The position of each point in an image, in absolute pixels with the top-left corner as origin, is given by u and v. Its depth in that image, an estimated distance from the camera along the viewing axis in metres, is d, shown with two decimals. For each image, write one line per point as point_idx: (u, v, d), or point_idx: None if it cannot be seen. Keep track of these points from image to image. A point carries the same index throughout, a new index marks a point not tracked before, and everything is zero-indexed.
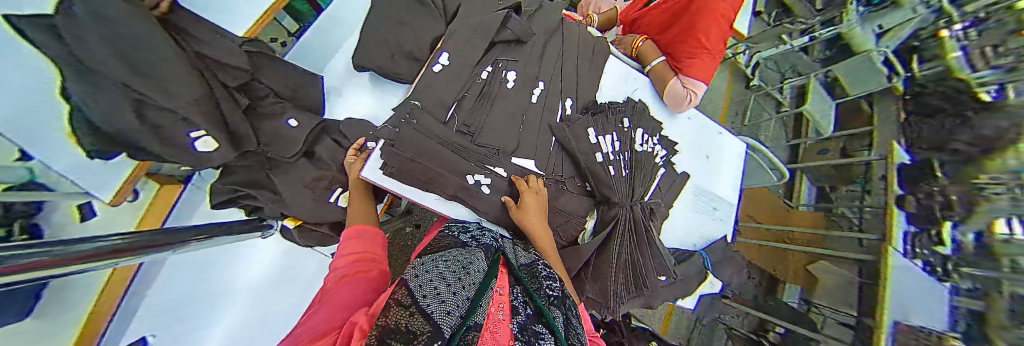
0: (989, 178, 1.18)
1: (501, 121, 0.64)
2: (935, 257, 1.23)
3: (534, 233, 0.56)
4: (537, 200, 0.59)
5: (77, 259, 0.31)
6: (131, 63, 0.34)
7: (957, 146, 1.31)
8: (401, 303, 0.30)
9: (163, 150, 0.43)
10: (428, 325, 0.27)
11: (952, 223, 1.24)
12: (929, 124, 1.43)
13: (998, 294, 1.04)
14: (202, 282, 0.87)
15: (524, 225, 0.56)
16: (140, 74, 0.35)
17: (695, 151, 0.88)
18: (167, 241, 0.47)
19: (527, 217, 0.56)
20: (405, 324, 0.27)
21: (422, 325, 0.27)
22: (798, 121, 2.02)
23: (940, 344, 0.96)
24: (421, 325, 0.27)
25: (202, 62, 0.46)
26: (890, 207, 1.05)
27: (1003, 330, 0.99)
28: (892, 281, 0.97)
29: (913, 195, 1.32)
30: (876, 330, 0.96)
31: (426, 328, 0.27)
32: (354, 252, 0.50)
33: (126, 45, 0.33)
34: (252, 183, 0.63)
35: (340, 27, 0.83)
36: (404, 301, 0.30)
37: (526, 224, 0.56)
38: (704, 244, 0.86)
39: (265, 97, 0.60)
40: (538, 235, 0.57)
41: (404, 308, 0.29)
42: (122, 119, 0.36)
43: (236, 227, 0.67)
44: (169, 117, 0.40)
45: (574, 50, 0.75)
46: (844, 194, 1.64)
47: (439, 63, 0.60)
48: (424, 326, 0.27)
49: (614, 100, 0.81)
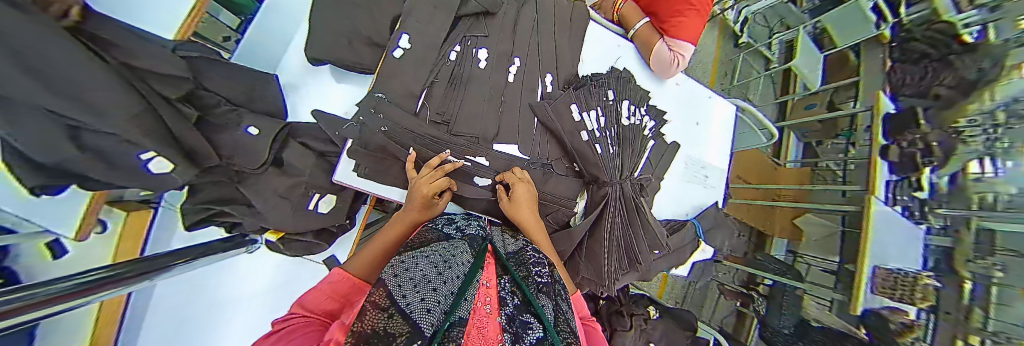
0: (967, 123, 1.25)
1: (476, 106, 0.60)
2: (914, 203, 1.24)
3: (525, 225, 0.54)
4: (528, 191, 0.56)
5: (54, 300, 0.29)
6: (58, 88, 0.25)
7: (939, 91, 1.32)
8: (379, 304, 0.29)
9: (107, 175, 0.36)
10: (406, 326, 0.27)
11: (930, 168, 1.27)
12: (913, 70, 1.40)
13: (966, 230, 1.15)
14: (194, 305, 0.79)
15: (513, 217, 0.55)
16: (73, 98, 0.27)
17: (684, 118, 0.85)
18: (153, 269, 0.46)
19: (518, 210, 0.54)
20: (383, 327, 0.27)
21: (401, 326, 0.27)
22: (785, 76, 2.02)
23: (915, 282, 1.05)
24: (400, 326, 0.27)
25: (131, 72, 0.37)
26: (875, 157, 1.06)
27: (969, 261, 1.13)
28: (873, 229, 1.00)
29: (897, 145, 1.27)
30: (858, 274, 1.00)
31: (405, 328, 0.26)
32: (333, 286, 0.45)
33: (57, 66, 0.25)
34: (223, 199, 0.59)
35: (285, 16, 0.73)
36: (383, 303, 0.29)
37: (517, 215, 0.55)
38: (695, 213, 0.87)
39: (218, 105, 0.51)
40: (530, 229, 0.54)
41: (383, 310, 0.28)
42: (59, 149, 0.29)
43: (218, 246, 0.63)
44: (111, 140, 0.33)
45: (549, 19, 0.69)
46: (830, 148, 1.71)
47: (400, 48, 0.55)
48: (403, 326, 0.27)
49: (597, 71, 0.77)
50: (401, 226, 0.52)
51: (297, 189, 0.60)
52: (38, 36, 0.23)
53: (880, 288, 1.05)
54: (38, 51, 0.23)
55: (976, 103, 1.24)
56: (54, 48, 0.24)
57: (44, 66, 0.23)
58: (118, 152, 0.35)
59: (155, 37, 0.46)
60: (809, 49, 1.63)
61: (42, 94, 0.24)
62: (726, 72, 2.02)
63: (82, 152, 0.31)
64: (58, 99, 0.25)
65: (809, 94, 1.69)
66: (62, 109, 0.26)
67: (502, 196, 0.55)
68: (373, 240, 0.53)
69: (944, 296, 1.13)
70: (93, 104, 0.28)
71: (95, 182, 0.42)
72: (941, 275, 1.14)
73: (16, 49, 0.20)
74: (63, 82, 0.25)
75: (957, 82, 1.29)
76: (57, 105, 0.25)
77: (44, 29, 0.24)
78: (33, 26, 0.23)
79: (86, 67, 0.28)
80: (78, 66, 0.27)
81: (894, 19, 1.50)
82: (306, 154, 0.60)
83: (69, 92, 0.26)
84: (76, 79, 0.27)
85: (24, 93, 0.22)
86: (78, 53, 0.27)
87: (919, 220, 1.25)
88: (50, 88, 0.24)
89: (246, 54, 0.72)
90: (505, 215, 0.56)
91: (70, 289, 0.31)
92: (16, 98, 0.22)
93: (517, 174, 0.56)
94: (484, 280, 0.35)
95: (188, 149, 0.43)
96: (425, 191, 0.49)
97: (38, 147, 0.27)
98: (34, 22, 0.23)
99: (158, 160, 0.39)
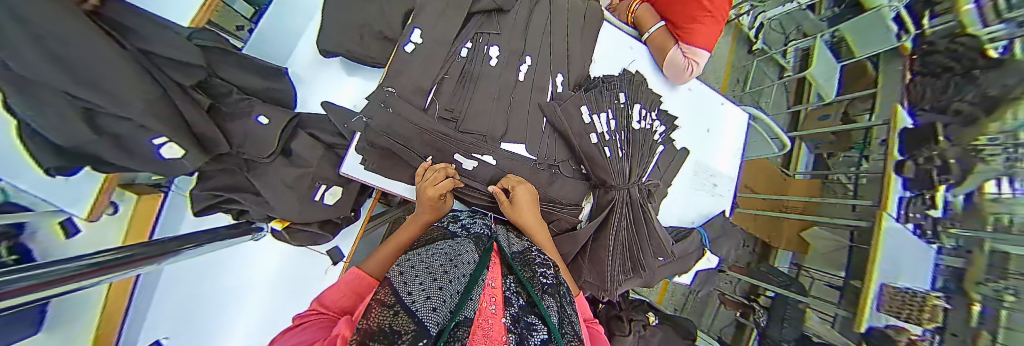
0: (988, 140, 1.19)
1: (485, 103, 0.59)
2: (927, 221, 1.19)
3: (525, 226, 0.54)
4: (528, 192, 0.55)
5: (67, 280, 0.29)
6: (74, 72, 0.25)
7: (960, 107, 1.24)
8: (384, 301, 0.29)
9: (121, 159, 0.36)
10: (412, 324, 0.27)
11: (945, 186, 1.20)
12: (932, 83, 1.35)
13: (980, 251, 1.12)
14: (203, 288, 0.81)
15: (513, 220, 0.54)
16: (89, 83, 0.26)
17: (696, 124, 0.84)
18: (163, 253, 0.46)
19: (518, 212, 0.53)
20: (388, 324, 0.26)
21: (406, 323, 0.27)
22: (799, 84, 1.98)
23: (923, 302, 1.02)
24: (405, 323, 0.27)
25: (150, 62, 0.37)
26: (889, 172, 1.03)
27: (981, 285, 1.09)
28: (884, 246, 0.97)
29: (913, 162, 1.19)
30: (864, 291, 0.98)
31: (410, 327, 0.26)
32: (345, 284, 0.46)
33: (77, 51, 0.25)
34: (232, 186, 0.59)
35: (296, 6, 0.74)
36: (388, 300, 0.29)
37: (518, 219, 0.53)
38: (702, 221, 0.85)
39: (229, 94, 0.51)
40: (531, 228, 0.54)
41: (388, 307, 0.28)
42: (77, 134, 0.29)
43: (225, 233, 0.64)
44: (126, 124, 0.33)
45: (562, 19, 0.69)
46: (842, 160, 1.68)
47: (411, 43, 0.55)
48: (408, 324, 0.27)
49: (609, 73, 0.75)
50: (414, 227, 0.54)
51: (304, 179, 0.59)
52: (61, 21, 0.23)
53: (888, 307, 1.03)
54: (58, 36, 0.23)
55: (997, 122, 1.19)
56: (79, 33, 0.25)
57: (63, 50, 0.24)
58: (132, 136, 0.35)
59: (173, 25, 0.47)
60: (827, 58, 1.58)
61: (62, 78, 0.24)
62: (738, 78, 1.99)
63: (98, 136, 0.31)
64: (76, 84, 0.25)
65: (823, 104, 1.65)
66: (81, 94, 0.26)
67: (502, 200, 0.53)
68: (387, 242, 0.54)
69: (952, 316, 1.10)
70: (109, 88, 0.28)
71: (109, 165, 0.42)
72: (951, 296, 1.11)
73: (35, 33, 0.20)
74: (81, 66, 0.25)
75: (980, 98, 1.22)
76: (75, 90, 0.25)
77: (66, 14, 0.24)
78: (59, 13, 0.23)
79: (100, 51, 0.28)
80: (95, 50, 0.27)
81: (916, 30, 1.42)
82: (314, 145, 0.60)
83: (84, 76, 0.26)
84: (91, 64, 0.27)
85: (46, 78, 0.23)
86: (98, 38, 0.27)
87: (930, 239, 1.20)
88: (68, 71, 0.24)
89: (260, 45, 0.73)
90: (507, 219, 0.54)
91: (77, 270, 0.31)
92: (40, 83, 0.23)
93: (516, 177, 0.55)
94: (490, 280, 0.35)
95: (199, 136, 0.43)
96: (430, 194, 0.48)
97: (56, 131, 0.27)
98: (56, 4, 0.23)
99: (170, 146, 0.38)
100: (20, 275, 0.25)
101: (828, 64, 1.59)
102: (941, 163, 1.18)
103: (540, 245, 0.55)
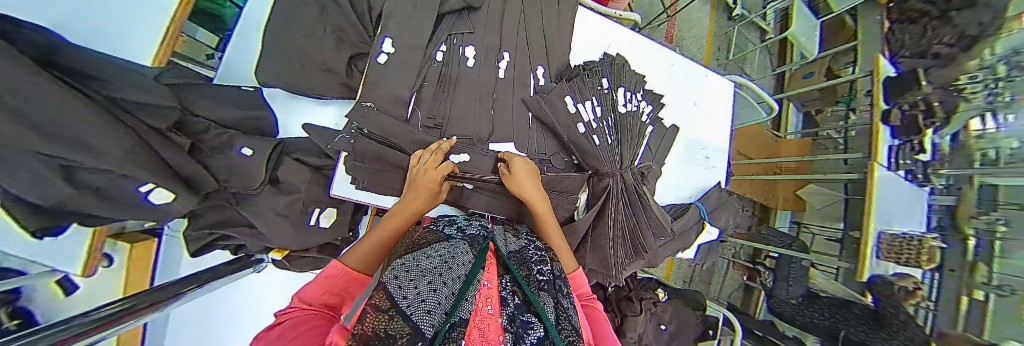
0: (968, 80, 1.15)
1: (467, 105, 0.59)
2: (917, 166, 1.18)
3: (528, 196, 0.51)
4: (528, 164, 0.54)
5: (76, 338, 0.29)
6: (42, 129, 0.24)
7: (938, 50, 1.19)
8: (379, 307, 0.28)
9: (108, 211, 0.35)
10: (408, 328, 0.26)
11: (935, 129, 1.21)
12: (909, 32, 1.27)
13: (969, 187, 1.14)
14: (206, 320, 0.87)
15: (517, 191, 0.51)
16: (58, 138, 0.25)
17: (682, 99, 0.84)
18: (162, 299, 0.45)
19: (518, 181, 0.51)
20: (384, 329, 0.26)
21: (401, 328, 0.26)
22: (782, 46, 1.99)
23: (922, 246, 1.04)
24: (401, 328, 0.26)
25: (117, 108, 0.35)
26: (876, 122, 1.03)
27: (972, 218, 1.12)
28: (877, 194, 0.99)
29: (898, 109, 1.16)
30: (863, 242, 1.00)
31: (405, 331, 0.26)
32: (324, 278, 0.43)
33: (41, 106, 0.23)
34: (223, 222, 0.58)
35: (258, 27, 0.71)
36: (382, 305, 0.29)
37: (520, 188, 0.51)
38: (699, 195, 0.86)
39: (208, 130, 0.49)
40: (534, 200, 0.51)
41: (383, 312, 0.28)
42: (56, 190, 0.28)
43: (224, 270, 0.63)
44: (107, 175, 0.32)
45: (536, 9, 0.68)
46: (830, 116, 1.71)
47: (384, 53, 0.54)
48: (403, 329, 0.26)
49: (589, 59, 0.75)
50: (405, 213, 0.49)
51: (295, 206, 0.58)
52: (16, 75, 0.21)
53: (886, 253, 1.05)
54: (24, 95, 0.22)
55: (975, 59, 1.15)
56: (35, 86, 0.23)
57: (27, 108, 0.22)
58: (116, 186, 0.34)
59: (137, 66, 0.45)
60: (805, 16, 1.58)
61: (31, 136, 0.22)
62: (721, 46, 1.99)
63: (78, 190, 0.30)
64: (46, 142, 0.24)
65: (807, 62, 1.65)
66: (54, 151, 0.25)
67: (502, 172, 0.52)
68: (366, 235, 0.49)
69: (950, 254, 1.14)
70: (85, 141, 0.27)
71: (94, 219, 0.41)
72: (944, 235, 1.15)
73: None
74: (49, 121, 0.24)
75: (958, 39, 1.16)
76: (47, 147, 0.24)
77: (23, 69, 0.22)
78: (17, 71, 0.21)
79: (65, 103, 0.26)
80: (58, 103, 0.25)
81: None
82: (300, 170, 0.59)
83: (54, 131, 0.24)
84: (57, 117, 0.25)
85: (17, 140, 0.22)
86: (59, 91, 0.26)
87: (922, 182, 1.19)
88: (36, 129, 0.23)
89: (230, 69, 0.70)
90: (508, 191, 0.52)
91: (84, 327, 0.30)
92: (9, 147, 0.22)
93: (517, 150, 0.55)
94: (486, 281, 0.35)
95: (186, 178, 0.42)
96: (433, 176, 0.47)
97: (34, 190, 0.26)
98: (11, 61, 0.21)
99: (157, 191, 0.38)
100: (33, 337, 0.25)
101: (808, 20, 1.59)
102: (925, 108, 1.16)
103: (539, 216, 0.53)
